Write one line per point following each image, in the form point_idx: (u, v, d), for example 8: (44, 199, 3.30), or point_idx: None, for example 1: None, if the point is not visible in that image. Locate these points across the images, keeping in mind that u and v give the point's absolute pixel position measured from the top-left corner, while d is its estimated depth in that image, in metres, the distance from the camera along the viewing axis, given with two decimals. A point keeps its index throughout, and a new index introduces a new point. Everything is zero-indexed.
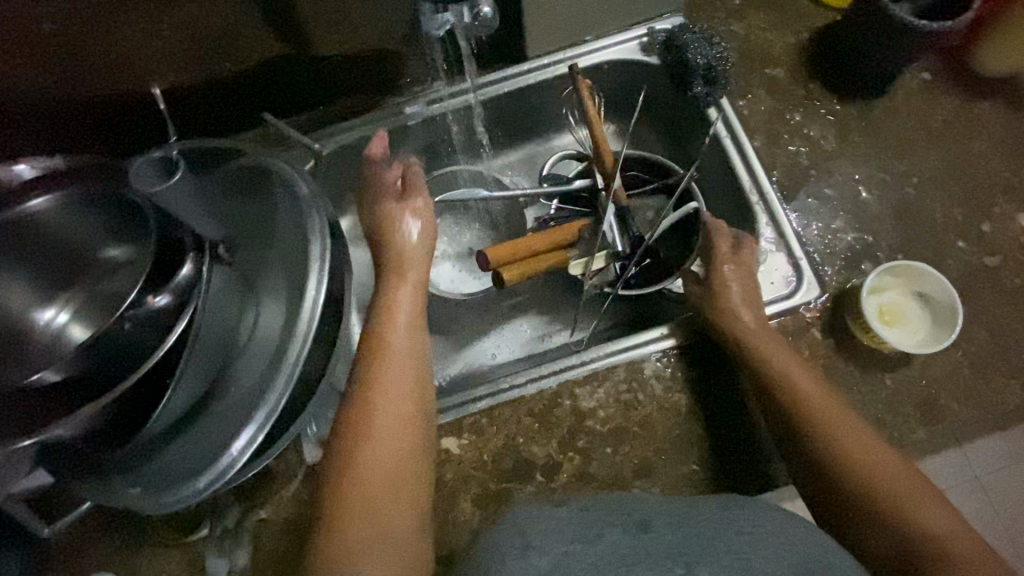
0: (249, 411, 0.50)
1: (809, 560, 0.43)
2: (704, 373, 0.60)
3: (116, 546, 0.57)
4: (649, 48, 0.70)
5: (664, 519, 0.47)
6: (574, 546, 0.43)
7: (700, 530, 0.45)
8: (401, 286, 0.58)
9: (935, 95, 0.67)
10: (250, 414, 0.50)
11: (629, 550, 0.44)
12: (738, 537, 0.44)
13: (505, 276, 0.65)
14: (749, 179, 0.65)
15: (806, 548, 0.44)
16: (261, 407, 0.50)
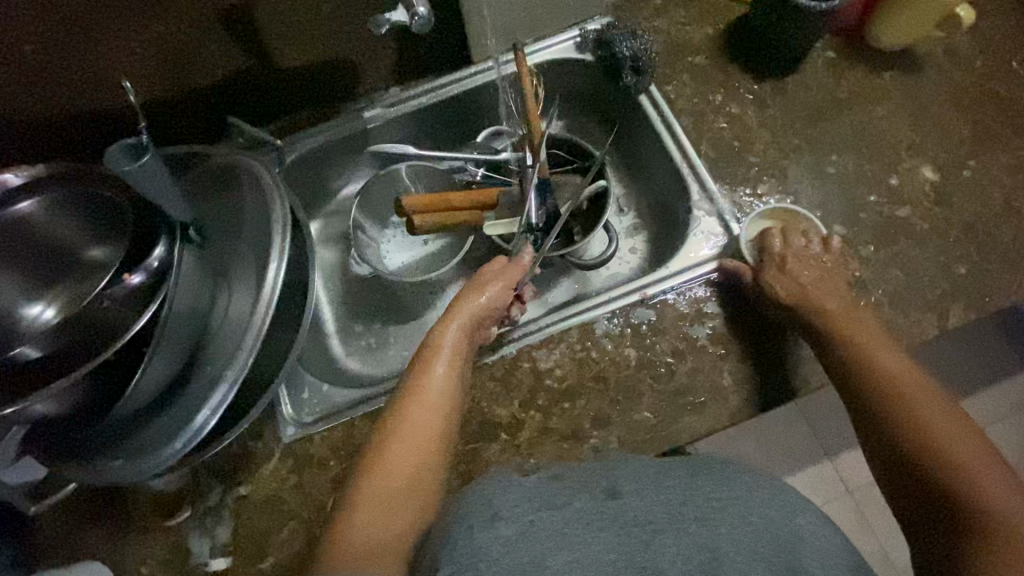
0: (217, 380, 0.54)
1: (769, 525, 0.48)
2: (649, 330, 0.65)
3: (103, 532, 0.60)
4: (583, 46, 0.77)
5: (633, 491, 0.50)
6: (539, 517, 0.46)
7: (670, 501, 0.49)
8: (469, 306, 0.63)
9: (840, 70, 0.75)
10: (218, 383, 0.54)
11: (596, 520, 0.47)
12: (711, 511, 0.49)
13: (417, 219, 0.67)
14: (679, 155, 0.72)
15: (771, 517, 0.49)
16: (229, 372, 0.54)
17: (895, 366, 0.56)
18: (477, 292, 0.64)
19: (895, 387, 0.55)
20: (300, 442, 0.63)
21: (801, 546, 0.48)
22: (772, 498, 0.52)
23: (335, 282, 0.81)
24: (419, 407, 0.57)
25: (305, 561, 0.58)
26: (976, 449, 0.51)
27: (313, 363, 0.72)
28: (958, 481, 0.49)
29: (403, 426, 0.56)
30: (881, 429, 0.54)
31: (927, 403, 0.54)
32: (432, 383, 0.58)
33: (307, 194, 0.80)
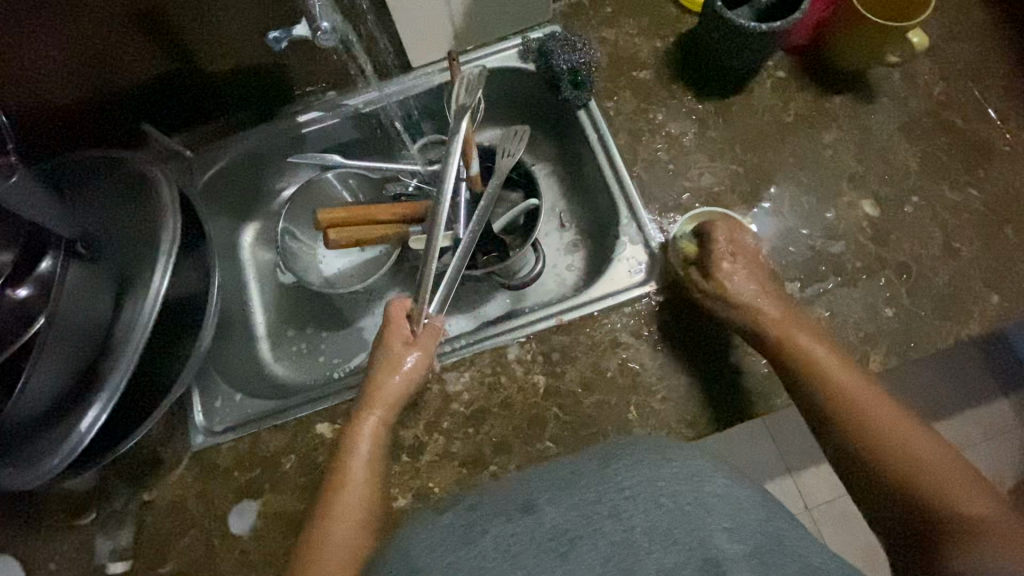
0: (95, 393, 0.52)
1: (676, 501, 0.44)
2: (562, 358, 0.64)
3: (12, 530, 0.62)
4: (525, 55, 0.74)
5: (546, 500, 0.46)
6: (457, 558, 0.43)
7: (580, 504, 0.45)
8: (388, 379, 0.60)
9: (789, 93, 0.72)
10: (94, 397, 0.51)
11: (510, 543, 0.43)
12: (618, 502, 0.45)
13: (334, 234, 0.67)
14: (612, 176, 0.70)
15: (677, 490, 0.45)
16: (107, 385, 0.52)
17: (855, 380, 0.56)
18: (394, 365, 0.61)
19: (848, 399, 0.56)
20: (206, 452, 0.63)
21: (713, 515, 0.44)
22: (678, 465, 0.47)
23: (270, 286, 0.80)
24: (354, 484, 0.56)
25: (202, 569, 0.59)
26: (930, 448, 0.53)
27: (235, 369, 0.72)
28: (920, 482, 0.51)
29: (343, 500, 0.55)
30: (841, 442, 0.56)
31: (879, 411, 0.55)
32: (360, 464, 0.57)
33: (244, 196, 0.79)
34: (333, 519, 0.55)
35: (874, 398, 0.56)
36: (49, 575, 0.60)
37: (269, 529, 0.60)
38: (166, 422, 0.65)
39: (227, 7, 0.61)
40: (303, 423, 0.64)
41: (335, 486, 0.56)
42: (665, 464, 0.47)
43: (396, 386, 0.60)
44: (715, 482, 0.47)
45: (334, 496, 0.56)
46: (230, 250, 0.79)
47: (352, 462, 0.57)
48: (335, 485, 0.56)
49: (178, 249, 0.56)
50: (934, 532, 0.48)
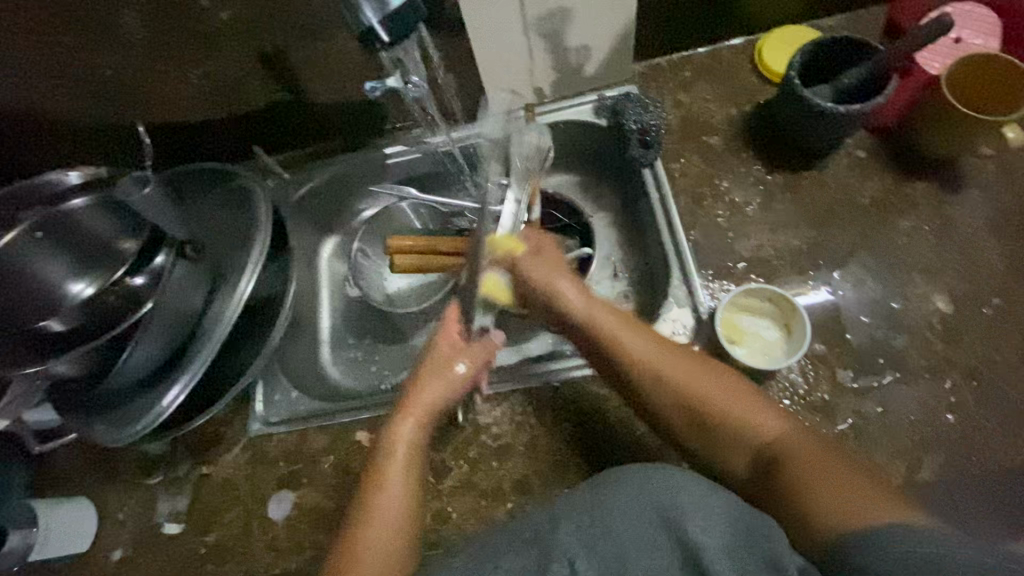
0: (179, 374, 0.61)
1: (664, 513, 0.44)
2: (591, 407, 0.65)
3: (95, 478, 0.71)
4: (599, 111, 0.77)
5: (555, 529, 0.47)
6: None
7: (580, 522, 0.46)
8: (433, 382, 0.60)
9: (867, 173, 0.70)
10: (178, 377, 0.61)
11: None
12: (608, 524, 0.45)
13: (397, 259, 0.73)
14: (668, 235, 0.70)
15: (661, 501, 0.45)
16: (189, 370, 0.61)
17: (671, 359, 0.58)
18: (443, 370, 0.61)
19: (668, 373, 0.57)
20: (260, 440, 0.71)
21: (688, 518, 0.43)
22: (658, 476, 0.47)
23: (337, 296, 0.87)
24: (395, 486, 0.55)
25: (238, 545, 0.66)
26: (770, 414, 0.54)
27: (296, 367, 0.80)
28: (742, 440, 0.53)
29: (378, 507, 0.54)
30: (654, 412, 0.58)
31: (706, 378, 0.56)
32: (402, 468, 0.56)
33: (327, 212, 0.87)
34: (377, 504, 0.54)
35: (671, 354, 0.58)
36: (117, 523, 0.69)
37: (301, 520, 0.66)
38: (231, 407, 0.73)
39: (339, 51, 0.70)
40: (345, 429, 0.69)
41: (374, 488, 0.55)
42: (647, 476, 0.47)
43: (435, 393, 0.60)
44: (690, 491, 0.45)
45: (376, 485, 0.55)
46: (307, 259, 0.87)
47: (390, 468, 0.56)
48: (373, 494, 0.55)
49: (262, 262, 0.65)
50: (779, 484, 0.49)
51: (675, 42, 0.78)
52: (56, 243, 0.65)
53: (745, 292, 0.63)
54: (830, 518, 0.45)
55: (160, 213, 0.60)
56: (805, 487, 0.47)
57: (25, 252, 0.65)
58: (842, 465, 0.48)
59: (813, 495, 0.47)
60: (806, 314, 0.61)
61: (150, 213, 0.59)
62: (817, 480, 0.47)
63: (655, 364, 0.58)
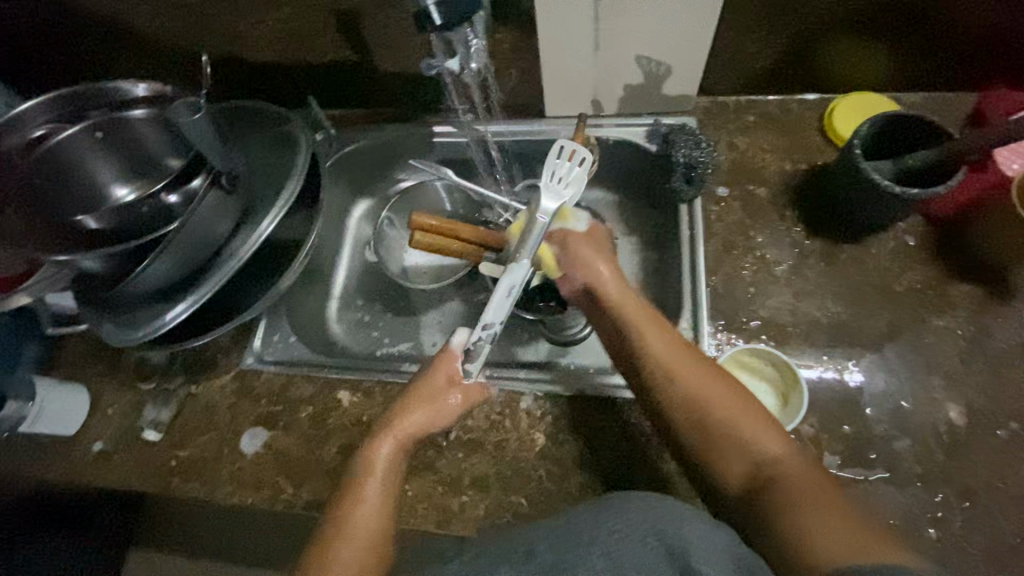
0: (188, 293, 0.64)
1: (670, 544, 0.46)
2: (567, 425, 0.65)
3: (97, 369, 0.76)
4: (651, 137, 0.77)
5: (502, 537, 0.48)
6: None
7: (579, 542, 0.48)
8: (415, 408, 0.59)
9: (909, 262, 0.66)
10: (185, 296, 0.64)
11: None
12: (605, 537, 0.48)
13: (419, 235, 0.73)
14: (687, 276, 0.69)
15: (669, 532, 0.47)
16: (196, 292, 0.64)
17: (695, 362, 0.56)
18: (431, 399, 0.59)
19: (691, 392, 0.55)
20: (250, 374, 0.73)
21: (690, 543, 0.46)
22: (658, 508, 0.49)
23: (358, 257, 0.89)
24: (368, 521, 0.54)
25: (205, 467, 0.69)
26: (775, 437, 0.53)
27: (302, 313, 0.82)
28: (744, 456, 0.52)
29: (342, 538, 0.53)
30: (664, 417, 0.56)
31: (697, 370, 0.56)
32: (375, 505, 0.55)
33: (365, 174, 0.89)
34: (359, 512, 0.55)
35: (685, 355, 0.56)
36: (105, 417, 0.73)
37: (267, 460, 0.68)
38: (232, 337, 0.76)
39: (410, 23, 0.71)
40: (330, 384, 0.71)
41: (353, 491, 0.56)
42: (650, 506, 0.49)
43: (418, 421, 0.59)
44: (694, 524, 0.47)
45: (353, 500, 0.55)
46: (337, 215, 0.89)
47: (365, 481, 0.56)
48: (339, 528, 0.54)
49: (289, 206, 0.67)
50: (772, 512, 0.48)
51: (745, 84, 0.76)
52: (111, 148, 0.70)
53: (750, 350, 0.62)
54: (838, 549, 0.43)
55: (207, 142, 0.60)
56: (792, 510, 0.47)
57: (82, 149, 0.68)
58: (842, 503, 0.47)
59: (822, 529, 0.45)
60: (806, 386, 0.59)
61: (199, 139, 0.59)
62: (813, 511, 0.46)
63: (678, 368, 0.56)
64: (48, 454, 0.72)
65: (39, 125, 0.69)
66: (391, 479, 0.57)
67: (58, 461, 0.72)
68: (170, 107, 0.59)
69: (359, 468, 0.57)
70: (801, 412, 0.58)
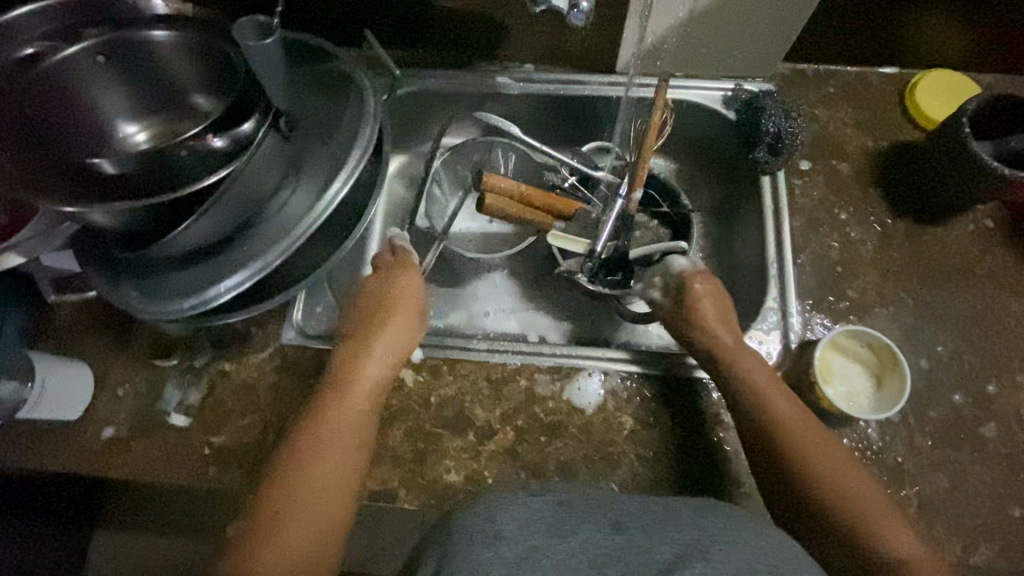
0: (242, 261, 0.54)
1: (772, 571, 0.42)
2: (655, 407, 0.61)
3: (103, 342, 0.65)
4: (731, 103, 0.72)
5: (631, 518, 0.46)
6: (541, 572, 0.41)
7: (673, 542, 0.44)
8: (357, 386, 0.57)
9: (988, 245, 0.66)
10: (241, 266, 0.54)
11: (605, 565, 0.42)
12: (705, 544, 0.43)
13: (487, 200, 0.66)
14: (774, 254, 0.66)
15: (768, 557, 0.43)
16: (256, 261, 0.54)
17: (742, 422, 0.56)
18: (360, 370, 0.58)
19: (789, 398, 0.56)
20: (293, 351, 0.65)
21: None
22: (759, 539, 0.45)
23: (395, 220, 0.81)
24: (319, 470, 0.51)
25: (246, 455, 0.60)
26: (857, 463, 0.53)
27: (340, 282, 0.73)
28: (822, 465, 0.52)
29: (292, 482, 0.50)
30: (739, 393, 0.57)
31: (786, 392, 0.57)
32: (336, 447, 0.53)
33: (407, 125, 0.80)
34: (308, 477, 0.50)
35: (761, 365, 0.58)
36: (117, 398, 0.63)
37: None
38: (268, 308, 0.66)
39: None
40: None
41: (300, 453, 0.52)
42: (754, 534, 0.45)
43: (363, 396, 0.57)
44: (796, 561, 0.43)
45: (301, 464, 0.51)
46: None
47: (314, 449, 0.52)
48: (307, 446, 0.52)
49: (363, 166, 0.57)
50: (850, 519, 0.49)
51: (829, 52, 0.73)
52: (123, 74, 0.59)
53: (849, 333, 0.60)
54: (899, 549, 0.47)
55: (274, 76, 0.50)
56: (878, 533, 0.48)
57: (91, 75, 0.57)
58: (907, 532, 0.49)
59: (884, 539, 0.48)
60: (908, 369, 0.58)
61: (265, 72, 0.49)
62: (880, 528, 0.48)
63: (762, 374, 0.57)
64: (48, 440, 0.61)
65: (29, 42, 0.55)
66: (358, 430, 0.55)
67: (60, 451, 0.61)
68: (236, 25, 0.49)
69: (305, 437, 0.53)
70: (906, 392, 0.57)
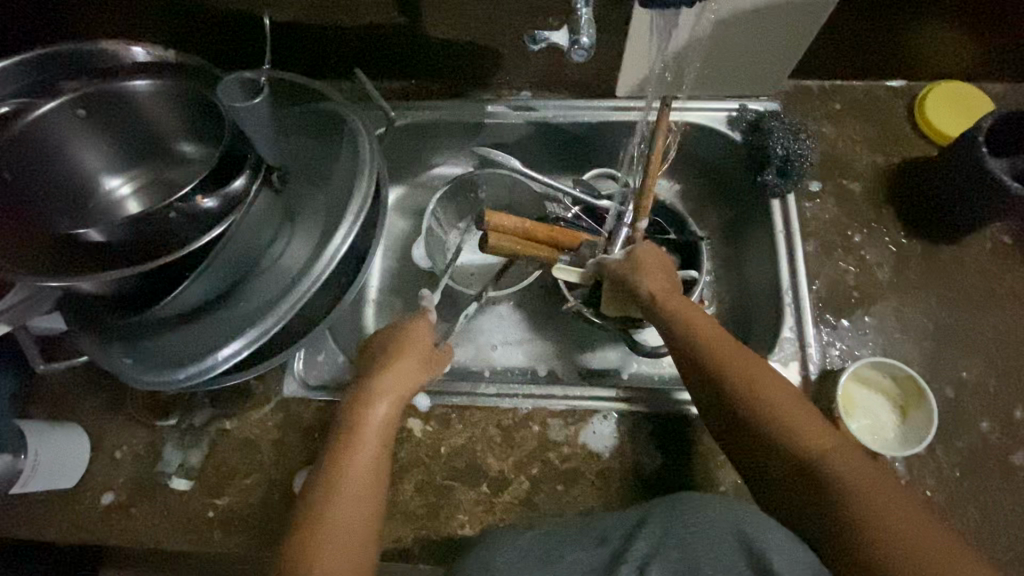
0: (244, 325, 0.51)
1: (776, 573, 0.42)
2: (673, 448, 0.59)
3: (96, 404, 0.62)
4: (736, 124, 0.70)
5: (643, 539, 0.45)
6: None
7: None
8: (385, 396, 0.51)
9: (1006, 263, 0.65)
10: (240, 331, 0.51)
11: None
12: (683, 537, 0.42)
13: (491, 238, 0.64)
14: (788, 281, 0.64)
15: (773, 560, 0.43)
16: (256, 326, 0.51)
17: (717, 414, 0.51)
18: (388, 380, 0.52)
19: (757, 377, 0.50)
20: (295, 404, 0.62)
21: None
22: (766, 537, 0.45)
23: (394, 255, 0.78)
24: (353, 500, 0.46)
25: (250, 518, 0.58)
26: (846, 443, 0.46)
27: (341, 326, 0.70)
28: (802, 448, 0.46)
29: (328, 516, 0.44)
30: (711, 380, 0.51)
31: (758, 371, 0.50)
32: (364, 483, 0.47)
33: (402, 158, 0.77)
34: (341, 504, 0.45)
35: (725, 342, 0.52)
36: (114, 462, 0.61)
37: None
38: None
39: None
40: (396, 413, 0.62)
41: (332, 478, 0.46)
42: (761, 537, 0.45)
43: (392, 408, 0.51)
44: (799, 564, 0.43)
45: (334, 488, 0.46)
46: None
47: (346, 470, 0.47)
48: (339, 469, 0.47)
49: (365, 216, 0.54)
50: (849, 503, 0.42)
51: (834, 68, 0.71)
52: (102, 126, 0.56)
53: (871, 365, 0.58)
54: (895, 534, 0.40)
55: None
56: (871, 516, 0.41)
57: (69, 130, 0.54)
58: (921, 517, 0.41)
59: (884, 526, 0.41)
60: (934, 405, 0.56)
61: None
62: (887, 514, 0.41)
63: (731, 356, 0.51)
64: (42, 510, 0.59)
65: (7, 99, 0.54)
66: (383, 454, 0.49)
67: (55, 521, 0.58)
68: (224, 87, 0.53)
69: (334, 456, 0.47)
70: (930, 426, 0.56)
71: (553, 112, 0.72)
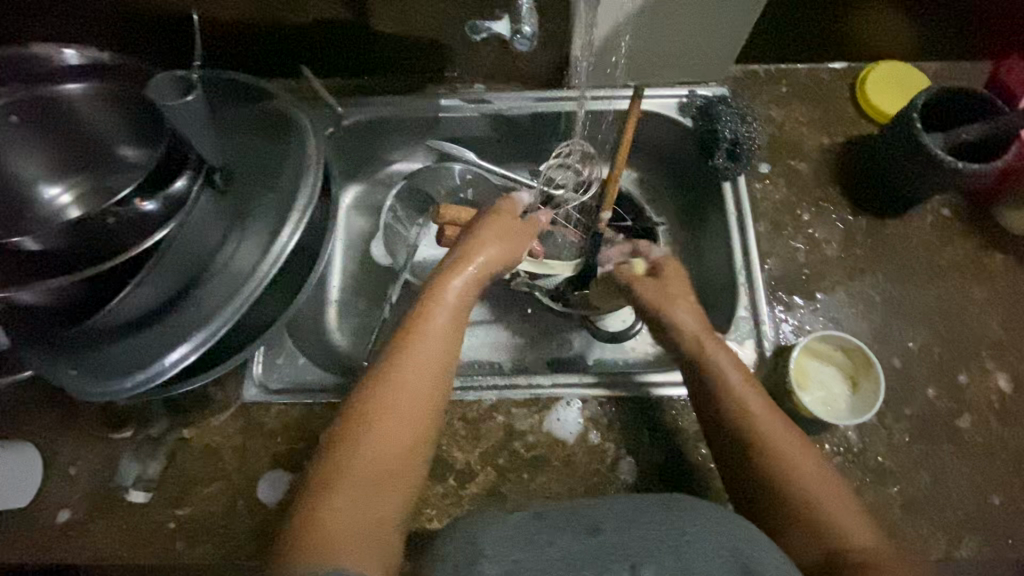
0: (191, 328, 0.51)
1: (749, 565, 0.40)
2: (636, 431, 0.60)
3: (49, 420, 0.61)
4: (686, 109, 0.71)
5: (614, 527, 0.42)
6: None
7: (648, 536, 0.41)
8: (418, 342, 0.50)
9: (946, 235, 0.67)
10: (187, 334, 0.50)
11: None
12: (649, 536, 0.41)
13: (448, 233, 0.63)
14: (741, 261, 0.65)
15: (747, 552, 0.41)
16: (203, 328, 0.51)
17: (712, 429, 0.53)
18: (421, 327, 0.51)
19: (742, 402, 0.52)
20: (255, 408, 0.61)
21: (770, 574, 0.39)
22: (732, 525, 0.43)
23: (355, 254, 0.78)
24: (378, 453, 0.46)
25: (212, 527, 0.57)
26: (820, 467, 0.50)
27: (302, 327, 0.70)
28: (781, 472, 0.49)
29: (352, 468, 0.45)
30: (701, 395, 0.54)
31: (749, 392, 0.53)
32: (389, 439, 0.46)
33: (357, 156, 0.77)
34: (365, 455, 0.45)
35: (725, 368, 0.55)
36: (68, 479, 0.59)
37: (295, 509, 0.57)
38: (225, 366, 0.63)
39: None
40: None
41: (359, 429, 0.46)
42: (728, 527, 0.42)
43: (429, 351, 0.50)
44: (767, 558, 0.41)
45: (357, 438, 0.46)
46: None
47: (376, 417, 0.47)
48: (363, 420, 0.46)
49: (311, 214, 0.54)
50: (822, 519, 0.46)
51: (778, 53, 0.73)
52: (36, 133, 0.54)
53: (820, 338, 0.59)
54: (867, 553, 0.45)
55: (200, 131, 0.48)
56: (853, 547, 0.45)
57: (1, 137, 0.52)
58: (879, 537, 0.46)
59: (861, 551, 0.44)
60: (880, 370, 0.58)
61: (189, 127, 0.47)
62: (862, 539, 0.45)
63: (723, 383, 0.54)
64: None
65: None
66: (430, 380, 0.49)
67: (8, 544, 0.56)
68: (152, 83, 0.48)
69: (363, 402, 0.47)
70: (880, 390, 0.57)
71: (506, 104, 0.72)
